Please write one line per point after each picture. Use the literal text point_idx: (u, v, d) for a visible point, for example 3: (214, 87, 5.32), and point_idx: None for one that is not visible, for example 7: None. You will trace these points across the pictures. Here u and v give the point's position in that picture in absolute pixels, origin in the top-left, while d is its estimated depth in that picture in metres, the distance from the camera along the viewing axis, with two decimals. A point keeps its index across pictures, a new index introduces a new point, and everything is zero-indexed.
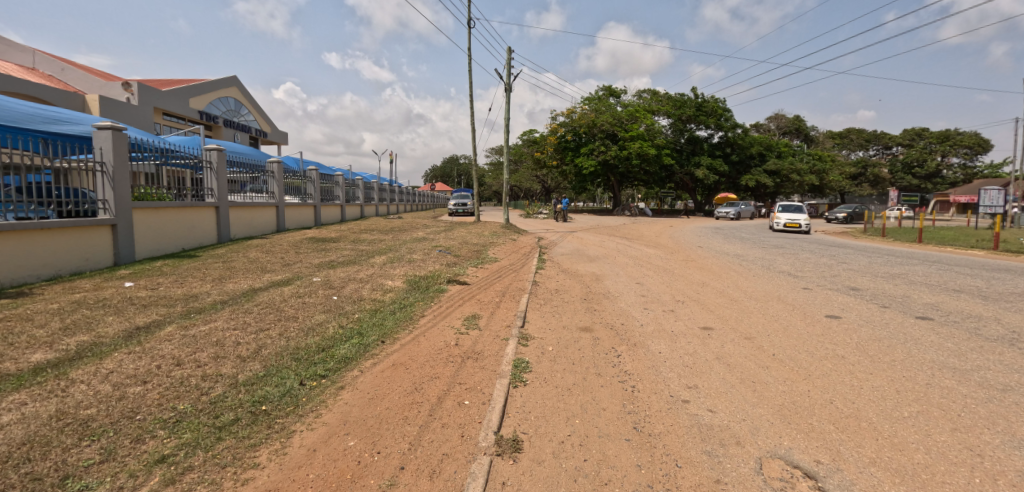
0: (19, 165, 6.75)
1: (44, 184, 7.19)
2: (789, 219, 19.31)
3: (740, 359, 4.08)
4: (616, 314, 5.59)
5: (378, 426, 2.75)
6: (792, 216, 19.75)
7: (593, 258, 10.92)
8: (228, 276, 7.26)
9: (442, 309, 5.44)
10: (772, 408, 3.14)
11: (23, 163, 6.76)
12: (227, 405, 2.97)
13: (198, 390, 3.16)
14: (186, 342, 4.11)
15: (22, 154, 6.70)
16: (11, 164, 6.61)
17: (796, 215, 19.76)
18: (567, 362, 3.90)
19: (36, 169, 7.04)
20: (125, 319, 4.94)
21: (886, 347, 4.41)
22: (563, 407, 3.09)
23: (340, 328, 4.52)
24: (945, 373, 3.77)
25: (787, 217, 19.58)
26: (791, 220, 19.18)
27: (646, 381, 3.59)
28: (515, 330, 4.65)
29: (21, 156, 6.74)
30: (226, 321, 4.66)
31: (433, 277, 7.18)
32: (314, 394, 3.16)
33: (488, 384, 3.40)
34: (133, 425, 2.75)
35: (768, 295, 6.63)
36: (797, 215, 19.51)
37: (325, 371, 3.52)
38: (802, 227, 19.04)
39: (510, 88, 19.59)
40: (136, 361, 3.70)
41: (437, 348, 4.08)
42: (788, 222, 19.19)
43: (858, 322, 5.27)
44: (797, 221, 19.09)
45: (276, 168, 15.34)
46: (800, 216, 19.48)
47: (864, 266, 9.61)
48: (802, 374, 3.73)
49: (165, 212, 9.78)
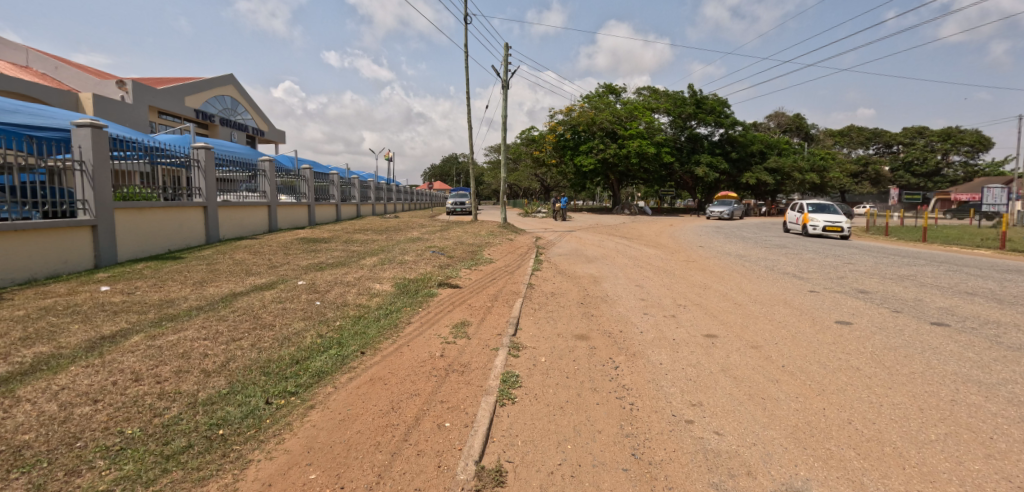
0: (12, 164, 6.74)
1: (35, 184, 7.14)
2: (830, 221, 16.51)
3: (747, 371, 3.79)
4: (615, 320, 5.29)
5: (345, 454, 2.45)
6: (828, 217, 17.02)
7: (592, 258, 10.57)
8: (210, 279, 6.96)
9: (430, 316, 5.13)
10: (785, 430, 2.86)
11: (16, 163, 6.75)
12: (181, 429, 2.67)
13: (152, 411, 2.86)
14: (149, 354, 3.81)
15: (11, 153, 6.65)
16: (2, 163, 6.57)
17: (833, 215, 16.99)
18: (561, 376, 3.60)
19: (29, 168, 6.98)
20: (92, 327, 4.63)
21: (905, 359, 4.10)
22: (554, 430, 2.79)
23: (319, 338, 4.22)
24: (970, 388, 3.48)
25: (824, 219, 16.80)
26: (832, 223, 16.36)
27: (646, 397, 3.30)
28: (505, 339, 4.34)
29: (12, 157, 6.68)
30: (197, 330, 4.36)
31: (423, 280, 6.87)
32: (280, 415, 2.87)
33: (473, 402, 3.10)
34: (70, 454, 2.44)
35: (774, 298, 6.34)
36: (836, 216, 16.76)
37: (295, 388, 3.22)
38: (845, 231, 16.30)
39: (508, 85, 19.28)
40: (92, 376, 3.40)
41: (420, 360, 3.78)
42: (829, 226, 16.40)
43: (870, 329, 4.97)
44: (839, 223, 16.34)
45: (268, 166, 15.00)
46: (840, 217, 16.72)
47: (871, 267, 9.29)
48: (816, 391, 3.44)
49: (150, 213, 9.48)
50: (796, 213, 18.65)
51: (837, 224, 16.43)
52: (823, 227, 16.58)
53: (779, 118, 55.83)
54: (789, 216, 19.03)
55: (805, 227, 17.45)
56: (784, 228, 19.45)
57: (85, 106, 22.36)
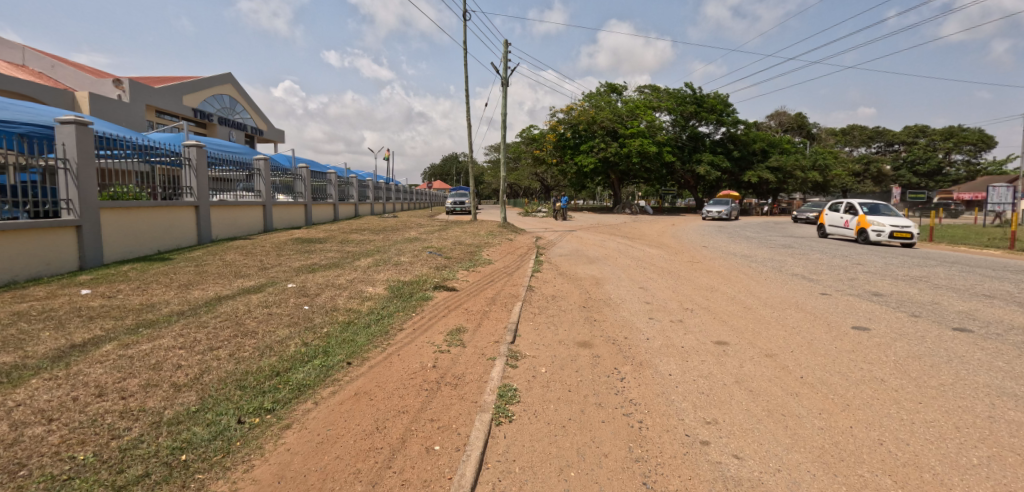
0: (8, 164, 6.66)
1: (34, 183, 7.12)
2: (898, 226, 13.41)
3: (763, 383, 3.52)
4: (619, 326, 4.99)
5: (319, 485, 2.17)
6: (890, 220, 13.84)
7: (593, 259, 10.24)
8: (196, 282, 6.67)
9: (423, 321, 4.84)
10: (811, 453, 2.58)
11: (13, 163, 6.71)
12: (138, 455, 2.38)
13: (109, 434, 2.57)
14: (118, 365, 3.52)
15: (8, 153, 6.58)
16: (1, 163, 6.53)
17: (894, 219, 13.87)
18: (562, 389, 3.33)
19: (25, 168, 6.94)
20: (63, 334, 4.33)
21: (932, 370, 3.81)
22: (556, 454, 2.51)
23: (303, 347, 3.94)
24: (1007, 403, 3.21)
25: (888, 223, 13.65)
26: (901, 229, 13.26)
27: (655, 414, 3.02)
28: (503, 348, 4.06)
29: (11, 157, 6.67)
30: (174, 338, 4.08)
31: (418, 282, 6.58)
32: (252, 436, 2.59)
33: (466, 421, 2.82)
34: (8, 484, 2.13)
35: (785, 302, 6.06)
36: (901, 220, 13.66)
37: (272, 405, 2.95)
38: (914, 238, 13.32)
39: (507, 82, 18.98)
40: (52, 390, 3.11)
41: (410, 371, 3.50)
42: (897, 231, 13.33)
43: (890, 336, 4.69)
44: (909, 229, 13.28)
45: (263, 165, 14.65)
46: (906, 221, 13.62)
47: (882, 268, 8.99)
48: (839, 406, 3.17)
49: (138, 212, 9.21)
50: (840, 215, 15.48)
51: (905, 228, 13.37)
52: (890, 233, 13.46)
53: (781, 116, 55.28)
54: (831, 218, 15.83)
55: (863, 233, 14.22)
56: (822, 234, 16.36)
57: (81, 105, 22.06)
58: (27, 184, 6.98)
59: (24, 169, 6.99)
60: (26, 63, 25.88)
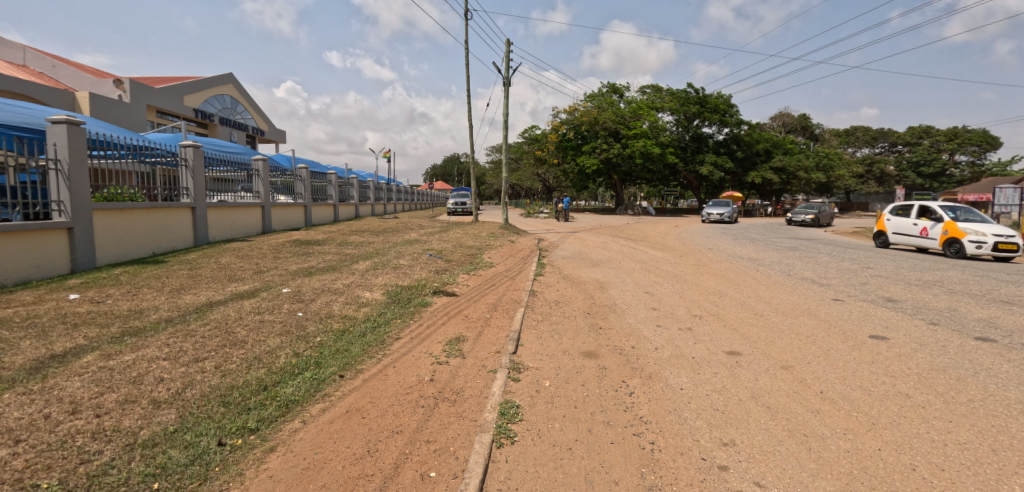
0: (8, 164, 6.70)
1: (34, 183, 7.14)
2: (1002, 235, 10.79)
3: (781, 398, 3.31)
4: (626, 334, 4.77)
5: None
6: (988, 228, 11.19)
7: (597, 262, 10.01)
8: (189, 286, 6.49)
9: (420, 329, 4.62)
10: (838, 481, 2.38)
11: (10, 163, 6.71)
12: (106, 484, 2.17)
13: (76, 458, 2.37)
14: (97, 379, 3.33)
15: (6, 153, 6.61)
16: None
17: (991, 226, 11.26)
18: (567, 405, 3.12)
19: (23, 168, 6.95)
20: (44, 343, 4.14)
21: (959, 384, 3.60)
22: (561, 480, 2.30)
23: (293, 358, 3.74)
24: None
25: (988, 232, 11.01)
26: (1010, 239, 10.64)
27: (668, 434, 2.81)
28: (504, 359, 3.85)
29: (6, 157, 6.66)
30: (159, 349, 3.89)
31: (417, 287, 6.36)
32: (233, 461, 2.40)
33: (465, 443, 2.61)
34: None
35: (797, 308, 5.85)
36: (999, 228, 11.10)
37: (257, 424, 2.76)
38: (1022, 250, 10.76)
39: (509, 82, 18.74)
40: (22, 405, 2.92)
41: (406, 385, 3.30)
42: (1003, 242, 10.73)
43: (910, 346, 4.47)
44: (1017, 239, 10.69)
45: (261, 165, 14.43)
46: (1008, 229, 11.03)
47: (894, 273, 8.73)
48: (865, 426, 2.96)
49: (133, 214, 9.04)
50: (912, 221, 12.80)
51: (1010, 239, 10.80)
52: (993, 244, 10.83)
53: (784, 117, 54.77)
54: (898, 224, 13.11)
55: (954, 245, 11.54)
56: (883, 243, 13.66)
57: (81, 105, 21.96)
58: (27, 184, 7.00)
59: (22, 169, 6.98)
60: (26, 63, 25.81)
